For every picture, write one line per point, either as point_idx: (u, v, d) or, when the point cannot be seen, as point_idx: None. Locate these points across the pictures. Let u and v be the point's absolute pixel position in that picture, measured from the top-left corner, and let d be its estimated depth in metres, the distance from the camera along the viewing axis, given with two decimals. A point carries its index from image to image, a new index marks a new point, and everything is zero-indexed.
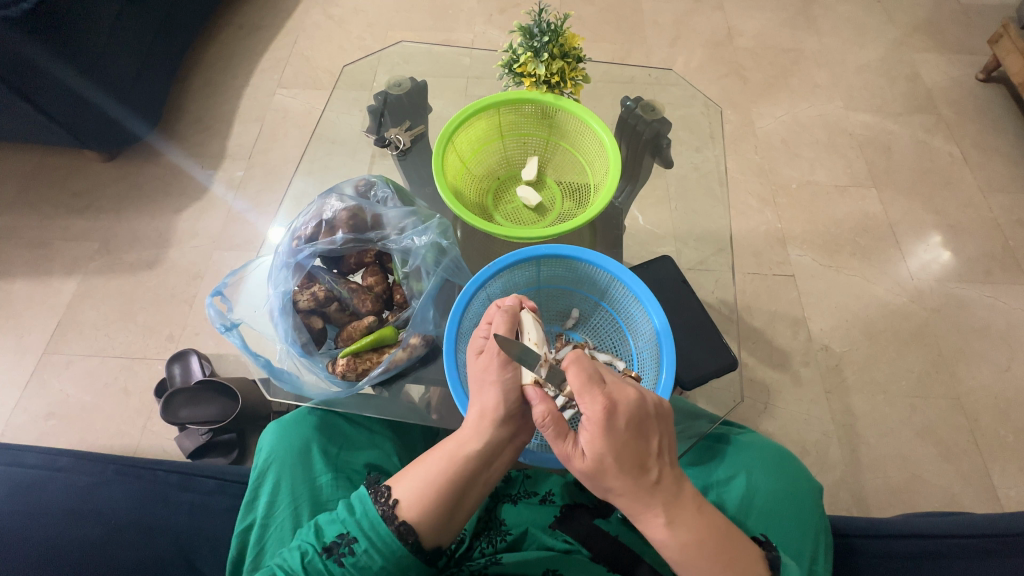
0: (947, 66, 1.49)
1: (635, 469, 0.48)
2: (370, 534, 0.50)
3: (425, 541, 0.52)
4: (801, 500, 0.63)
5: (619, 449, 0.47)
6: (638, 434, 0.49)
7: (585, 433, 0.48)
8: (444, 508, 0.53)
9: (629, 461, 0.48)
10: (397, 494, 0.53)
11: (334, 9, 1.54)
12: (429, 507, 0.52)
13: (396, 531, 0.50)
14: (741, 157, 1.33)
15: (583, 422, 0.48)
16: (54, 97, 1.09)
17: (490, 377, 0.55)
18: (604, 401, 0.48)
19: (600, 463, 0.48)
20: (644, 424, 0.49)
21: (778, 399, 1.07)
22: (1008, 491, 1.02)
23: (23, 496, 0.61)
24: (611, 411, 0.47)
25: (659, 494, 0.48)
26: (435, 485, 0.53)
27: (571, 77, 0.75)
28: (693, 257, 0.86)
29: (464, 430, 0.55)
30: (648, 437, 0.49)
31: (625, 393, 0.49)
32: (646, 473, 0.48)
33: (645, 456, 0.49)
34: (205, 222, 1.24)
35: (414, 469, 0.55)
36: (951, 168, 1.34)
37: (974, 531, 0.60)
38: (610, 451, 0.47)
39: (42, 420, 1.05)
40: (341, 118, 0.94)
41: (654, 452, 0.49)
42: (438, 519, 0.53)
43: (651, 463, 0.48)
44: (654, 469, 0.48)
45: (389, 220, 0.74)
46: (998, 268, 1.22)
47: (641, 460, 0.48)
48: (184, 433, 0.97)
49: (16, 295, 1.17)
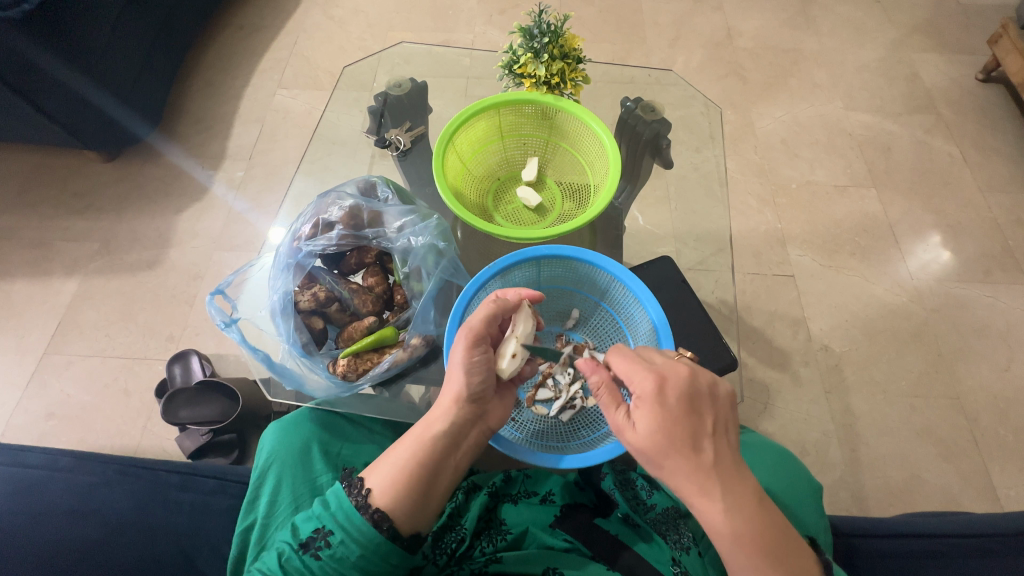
0: (946, 67, 1.49)
1: (684, 447, 0.47)
2: (345, 524, 0.50)
3: (401, 528, 0.51)
4: (804, 501, 0.63)
5: (671, 422, 0.48)
6: (691, 411, 0.48)
7: (637, 408, 0.49)
8: (416, 492, 0.52)
9: (681, 437, 0.47)
10: (370, 483, 0.52)
11: (334, 9, 1.55)
12: (401, 490, 0.52)
13: (370, 518, 0.50)
14: (741, 157, 1.33)
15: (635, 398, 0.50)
16: (55, 98, 1.10)
17: (459, 360, 0.56)
18: (653, 376, 0.49)
19: (651, 436, 0.48)
20: (697, 401, 0.49)
21: (778, 399, 1.07)
22: (1008, 491, 1.02)
23: (23, 496, 0.61)
24: (665, 383, 0.49)
25: (713, 473, 0.47)
26: (406, 468, 0.53)
27: (571, 78, 0.75)
28: (693, 257, 0.86)
29: (431, 413, 0.56)
30: (702, 415, 0.48)
31: (675, 368, 0.50)
32: (700, 452, 0.47)
33: (699, 433, 0.48)
34: (205, 223, 1.24)
35: (385, 458, 0.55)
36: (951, 168, 1.34)
37: (977, 531, 0.60)
38: (660, 427, 0.48)
39: (42, 420, 1.05)
40: (341, 119, 0.95)
41: (709, 431, 0.48)
42: (412, 504, 0.52)
43: (704, 441, 0.48)
44: (708, 448, 0.47)
45: (389, 218, 0.74)
46: (998, 268, 1.23)
47: (693, 437, 0.48)
48: (186, 434, 0.97)
49: (16, 296, 1.17)
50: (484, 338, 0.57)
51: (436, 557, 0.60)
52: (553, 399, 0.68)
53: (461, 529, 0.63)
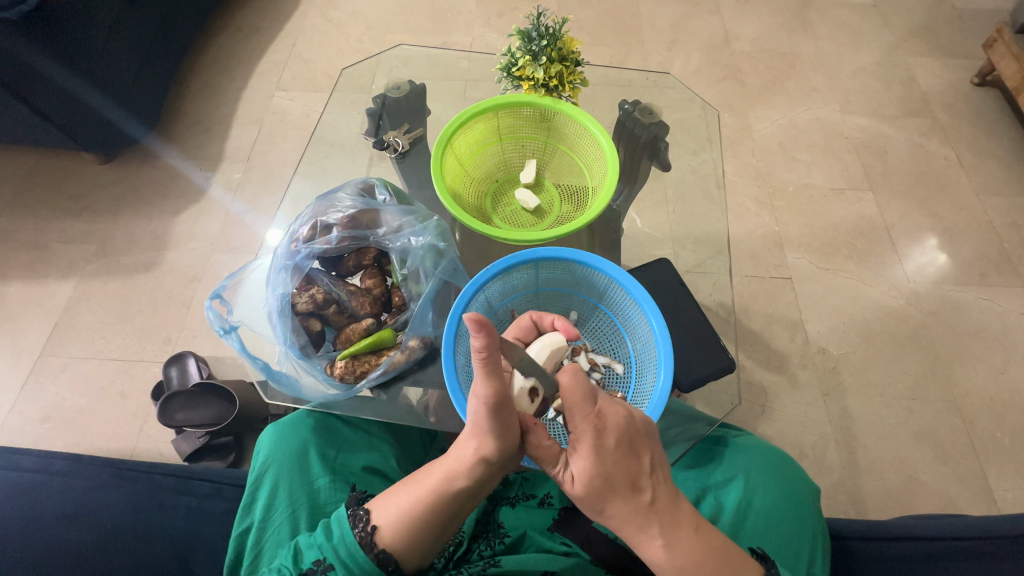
0: (942, 70, 1.50)
1: (627, 488, 0.48)
2: (349, 556, 0.51)
3: (404, 565, 0.52)
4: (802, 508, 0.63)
5: (608, 469, 0.48)
6: (629, 454, 0.49)
7: (577, 456, 0.49)
8: (429, 535, 0.52)
9: (621, 481, 0.48)
10: (378, 519, 0.52)
11: (332, 11, 1.55)
12: (410, 537, 0.51)
13: (379, 555, 0.51)
14: (739, 161, 1.34)
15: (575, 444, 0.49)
16: (51, 100, 1.09)
17: (483, 426, 0.49)
18: (592, 423, 0.48)
19: (596, 480, 0.48)
20: (634, 442, 0.49)
21: (775, 402, 1.08)
22: (1005, 493, 1.02)
23: (21, 497, 0.61)
24: (594, 436, 0.48)
25: (653, 514, 0.48)
26: (418, 520, 0.51)
27: (569, 81, 0.76)
28: (692, 260, 0.87)
29: (455, 462, 0.52)
30: (640, 454, 0.49)
31: (582, 425, 0.48)
32: (639, 492, 0.48)
33: (637, 473, 0.48)
34: (203, 224, 1.24)
35: (394, 491, 0.54)
36: (947, 171, 1.35)
37: (973, 533, 0.60)
38: (598, 470, 0.48)
39: (37, 423, 1.04)
40: (339, 120, 0.95)
41: (646, 471, 0.49)
42: (422, 548, 0.53)
43: (642, 481, 0.48)
44: (648, 489, 0.48)
45: (386, 218, 0.74)
46: (993, 270, 1.23)
47: (632, 480, 0.48)
48: (183, 437, 0.96)
49: (11, 298, 1.16)
50: (509, 403, 0.48)
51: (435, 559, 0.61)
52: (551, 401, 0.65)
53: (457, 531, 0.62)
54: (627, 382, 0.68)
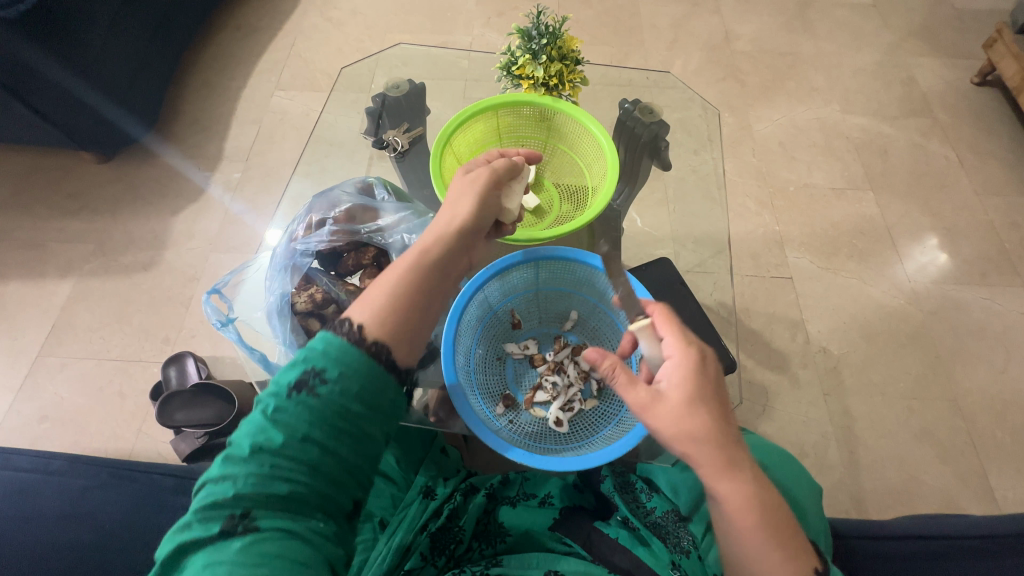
0: (942, 70, 1.49)
1: (720, 416, 0.48)
2: (313, 418, 0.41)
3: (398, 358, 0.46)
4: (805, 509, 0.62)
5: (710, 393, 0.49)
6: (722, 391, 0.51)
7: (677, 376, 0.50)
8: (407, 315, 0.49)
9: (715, 408, 0.49)
10: (356, 317, 0.47)
11: (332, 11, 1.55)
12: (393, 316, 0.48)
13: (368, 353, 0.45)
14: (739, 161, 1.34)
15: (676, 366, 0.50)
16: (49, 99, 1.09)
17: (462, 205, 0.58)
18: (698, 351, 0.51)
19: (692, 400, 0.48)
20: (724, 386, 0.52)
21: (776, 401, 1.07)
22: (1007, 493, 1.02)
23: (18, 497, 0.61)
24: (699, 358, 0.51)
25: (738, 447, 0.48)
26: (402, 285, 0.50)
27: (569, 80, 0.77)
28: (692, 259, 0.87)
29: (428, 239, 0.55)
30: (727, 397, 0.51)
31: (690, 346, 0.51)
32: (731, 428, 0.49)
33: (727, 408, 0.50)
34: (202, 224, 1.24)
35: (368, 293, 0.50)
36: (947, 171, 1.35)
37: (975, 532, 0.60)
38: (702, 390, 0.49)
39: (35, 423, 1.04)
40: (339, 119, 0.94)
41: (733, 410, 0.50)
42: (403, 323, 0.48)
43: (731, 417, 0.49)
44: (734, 423, 0.49)
45: (384, 216, 0.74)
46: (994, 270, 1.23)
47: (724, 411, 0.49)
48: (183, 437, 0.94)
49: (9, 297, 1.16)
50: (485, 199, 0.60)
51: (435, 558, 0.60)
52: (551, 401, 0.68)
53: (458, 530, 0.62)
54: None
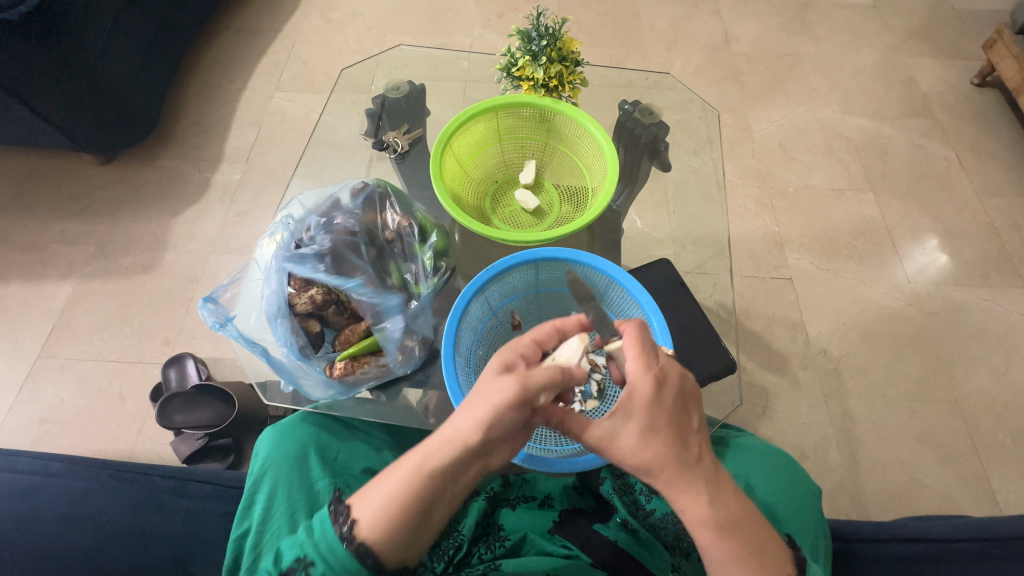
0: (942, 71, 1.49)
1: (676, 446, 0.48)
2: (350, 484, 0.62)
3: (386, 561, 0.49)
4: (798, 513, 0.62)
5: (666, 422, 0.48)
6: (683, 409, 0.49)
7: (633, 413, 0.48)
8: (410, 520, 0.48)
9: (671, 437, 0.48)
10: (357, 514, 0.49)
11: (332, 13, 1.55)
12: (393, 524, 0.48)
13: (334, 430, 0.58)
14: (739, 162, 1.34)
15: (631, 397, 0.48)
16: (50, 101, 1.09)
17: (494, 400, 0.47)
18: (655, 376, 0.48)
19: (645, 437, 0.47)
20: (687, 401, 0.50)
21: (776, 403, 1.07)
22: (1007, 495, 1.02)
23: (17, 500, 0.61)
24: (653, 389, 0.48)
25: (700, 469, 0.48)
26: (400, 499, 0.48)
27: (569, 81, 0.77)
28: (692, 261, 0.86)
29: (432, 442, 0.49)
30: (690, 412, 0.50)
31: (643, 376, 0.48)
32: (687, 450, 0.48)
33: (686, 431, 0.49)
34: (202, 225, 1.24)
35: (378, 482, 0.51)
36: (947, 172, 1.34)
37: (975, 535, 0.60)
38: (657, 425, 0.47)
39: (35, 425, 1.04)
40: (339, 121, 0.94)
41: (694, 428, 0.50)
42: (404, 536, 0.49)
43: (690, 439, 0.49)
44: (694, 446, 0.49)
45: (388, 217, 0.74)
46: (994, 271, 1.23)
47: (683, 439, 0.48)
48: (182, 438, 0.96)
49: (9, 299, 1.16)
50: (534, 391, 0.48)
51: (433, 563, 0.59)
52: None
53: (456, 534, 0.61)
54: None
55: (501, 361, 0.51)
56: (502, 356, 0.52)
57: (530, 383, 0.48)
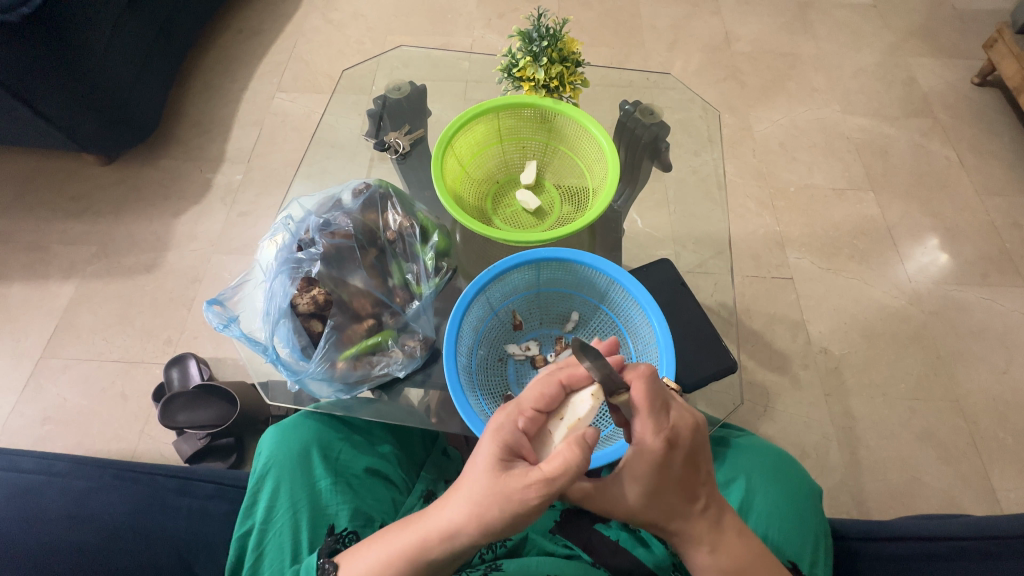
0: (943, 70, 1.50)
1: (684, 498, 0.51)
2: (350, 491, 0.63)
3: None
4: (793, 512, 0.62)
5: (674, 482, 0.50)
6: (693, 465, 0.51)
7: (645, 474, 0.50)
8: None
9: (680, 491, 0.51)
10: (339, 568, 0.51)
11: (333, 13, 1.55)
12: None
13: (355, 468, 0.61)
14: (739, 161, 1.34)
15: (644, 460, 0.49)
16: (52, 101, 1.09)
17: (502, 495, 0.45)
18: (667, 437, 0.49)
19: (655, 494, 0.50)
20: (698, 454, 0.51)
21: (777, 402, 1.07)
22: (1008, 493, 1.02)
23: (20, 499, 0.61)
24: (664, 452, 0.49)
25: (704, 519, 0.52)
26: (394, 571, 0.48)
27: (570, 82, 0.77)
28: (692, 260, 0.86)
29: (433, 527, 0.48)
30: (700, 466, 0.51)
31: (657, 441, 0.49)
32: (693, 502, 0.52)
33: (695, 484, 0.51)
34: (204, 226, 1.24)
35: (376, 542, 0.51)
36: (948, 171, 1.35)
37: (975, 533, 0.60)
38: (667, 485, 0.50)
39: (38, 424, 1.04)
40: (340, 121, 0.94)
41: (704, 481, 0.52)
42: None
43: (699, 490, 0.52)
44: (702, 498, 0.52)
45: (388, 218, 0.75)
46: (995, 270, 1.23)
47: (691, 491, 0.51)
48: (184, 438, 0.96)
49: (12, 299, 1.16)
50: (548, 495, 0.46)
51: None
52: None
53: None
54: None
55: (502, 448, 0.47)
56: (503, 441, 0.47)
57: (546, 483, 0.45)
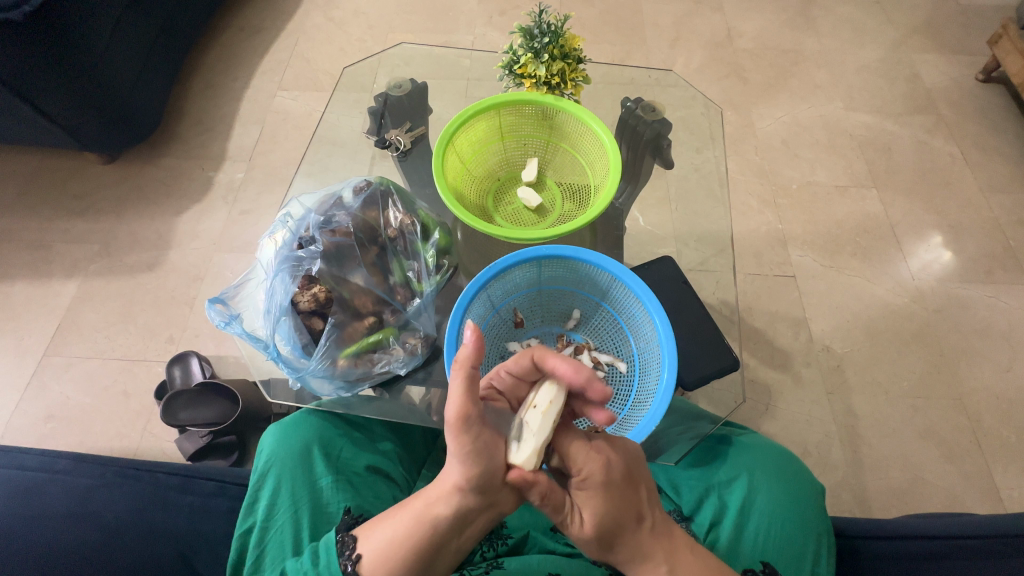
0: (947, 67, 1.49)
1: (632, 519, 0.50)
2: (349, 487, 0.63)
3: None
4: (786, 524, 0.61)
5: (616, 503, 0.50)
6: (630, 485, 0.51)
7: (586, 495, 0.50)
8: (423, 558, 0.50)
9: (628, 512, 0.50)
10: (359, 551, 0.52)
11: (334, 11, 1.55)
12: (391, 566, 0.50)
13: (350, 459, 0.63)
14: (742, 158, 1.33)
15: (584, 482, 0.49)
16: (54, 100, 1.09)
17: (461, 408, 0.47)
18: (601, 459, 0.50)
19: (602, 523, 0.49)
20: (633, 473, 0.52)
21: (780, 400, 1.07)
22: (1012, 492, 1.02)
23: (23, 497, 0.61)
24: (603, 472, 0.49)
25: (655, 538, 0.51)
26: (400, 545, 0.50)
27: (572, 78, 0.77)
28: (694, 258, 0.86)
29: (433, 489, 0.51)
30: (637, 487, 0.52)
31: (592, 463, 0.49)
32: (640, 521, 0.51)
33: (638, 504, 0.51)
34: (205, 224, 1.24)
35: (379, 523, 0.53)
36: (952, 168, 1.34)
37: (978, 532, 0.60)
38: (611, 507, 0.49)
39: (41, 422, 1.05)
40: (341, 119, 0.94)
41: (644, 500, 0.52)
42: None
43: (644, 509, 0.51)
44: (649, 516, 0.51)
45: (390, 216, 0.74)
46: (999, 267, 1.22)
47: (637, 509, 0.51)
48: (186, 436, 0.96)
49: (15, 297, 1.17)
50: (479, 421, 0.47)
51: None
52: None
53: None
54: (630, 382, 0.68)
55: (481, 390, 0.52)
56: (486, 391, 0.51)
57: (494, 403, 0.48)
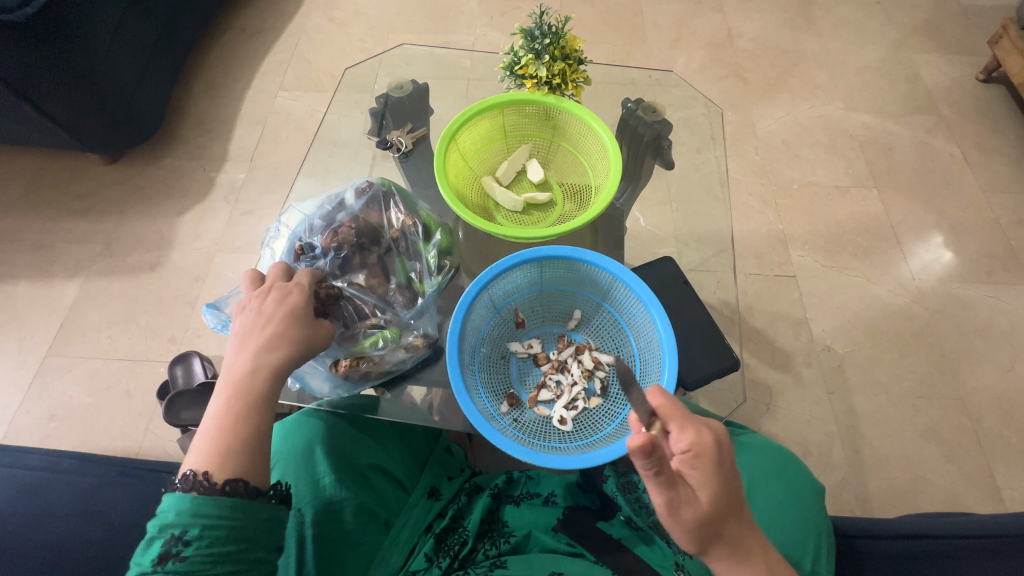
0: (947, 67, 1.49)
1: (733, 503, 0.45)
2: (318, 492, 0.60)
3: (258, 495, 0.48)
4: (783, 514, 0.62)
5: (727, 486, 0.45)
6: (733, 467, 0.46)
7: (695, 473, 0.45)
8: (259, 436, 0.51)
9: (731, 497, 0.45)
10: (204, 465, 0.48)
11: (336, 12, 1.55)
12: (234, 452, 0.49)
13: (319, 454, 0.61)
14: (742, 159, 1.33)
15: (693, 457, 0.45)
16: (56, 101, 1.10)
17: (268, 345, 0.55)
18: (712, 433, 0.46)
19: (715, 503, 0.44)
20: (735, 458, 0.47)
21: (781, 400, 1.07)
22: (1013, 492, 1.02)
23: (27, 497, 0.61)
24: (715, 447, 0.45)
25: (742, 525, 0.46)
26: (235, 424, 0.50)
27: (572, 79, 0.76)
28: (694, 257, 0.86)
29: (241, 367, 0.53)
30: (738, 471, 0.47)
31: (705, 437, 0.45)
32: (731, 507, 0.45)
33: (739, 490, 0.46)
34: (207, 224, 1.25)
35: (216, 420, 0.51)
36: (952, 168, 1.34)
37: (977, 531, 0.60)
38: (719, 487, 0.44)
39: (44, 422, 1.05)
40: (342, 120, 0.95)
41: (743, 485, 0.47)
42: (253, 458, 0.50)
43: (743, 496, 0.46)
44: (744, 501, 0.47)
45: (392, 218, 0.74)
46: (1000, 267, 1.22)
47: (736, 496, 0.46)
48: (189, 435, 0.97)
49: (18, 297, 1.17)
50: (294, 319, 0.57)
51: (439, 560, 0.62)
52: (554, 399, 0.68)
53: (462, 530, 0.65)
54: None
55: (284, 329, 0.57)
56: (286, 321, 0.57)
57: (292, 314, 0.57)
